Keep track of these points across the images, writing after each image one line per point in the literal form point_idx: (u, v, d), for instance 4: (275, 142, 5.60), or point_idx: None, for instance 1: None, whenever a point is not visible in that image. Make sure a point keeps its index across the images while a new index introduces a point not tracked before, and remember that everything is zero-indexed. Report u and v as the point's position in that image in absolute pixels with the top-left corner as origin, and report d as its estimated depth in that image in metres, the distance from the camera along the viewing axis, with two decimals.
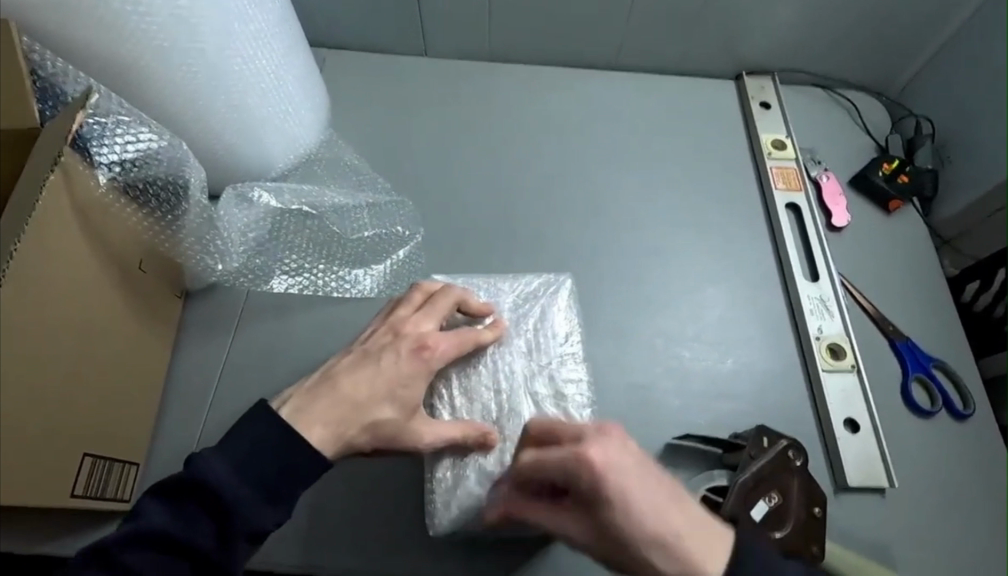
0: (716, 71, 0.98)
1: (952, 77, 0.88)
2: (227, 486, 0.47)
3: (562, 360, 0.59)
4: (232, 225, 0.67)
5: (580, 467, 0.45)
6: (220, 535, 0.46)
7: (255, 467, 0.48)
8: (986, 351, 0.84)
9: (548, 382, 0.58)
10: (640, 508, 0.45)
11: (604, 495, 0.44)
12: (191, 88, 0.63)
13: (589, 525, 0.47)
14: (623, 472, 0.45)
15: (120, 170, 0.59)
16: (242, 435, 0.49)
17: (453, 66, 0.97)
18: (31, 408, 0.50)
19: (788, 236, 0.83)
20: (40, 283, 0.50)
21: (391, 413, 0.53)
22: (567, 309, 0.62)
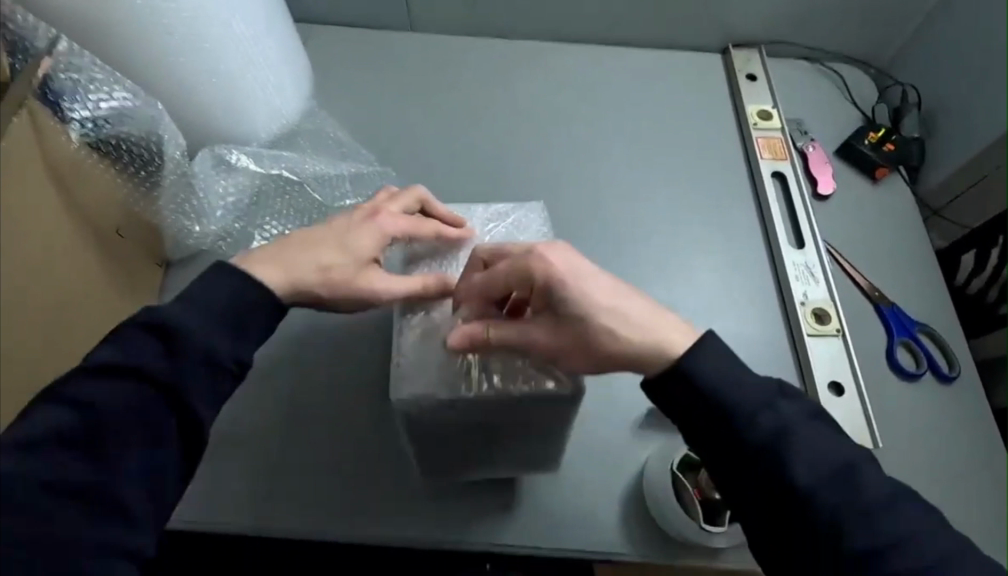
0: (703, 45, 0.98)
1: (938, 46, 0.87)
2: (192, 323, 0.46)
3: None
4: (210, 189, 0.67)
5: (534, 259, 0.48)
6: (170, 357, 0.45)
7: (221, 311, 0.47)
8: (980, 332, 0.83)
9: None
10: (595, 295, 0.47)
11: (558, 282, 0.47)
12: (166, 46, 0.62)
13: (552, 324, 0.48)
14: (573, 261, 0.48)
15: (93, 127, 0.58)
16: (208, 286, 0.48)
17: (439, 41, 0.97)
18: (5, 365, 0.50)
19: (772, 204, 0.82)
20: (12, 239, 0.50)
21: (341, 260, 0.53)
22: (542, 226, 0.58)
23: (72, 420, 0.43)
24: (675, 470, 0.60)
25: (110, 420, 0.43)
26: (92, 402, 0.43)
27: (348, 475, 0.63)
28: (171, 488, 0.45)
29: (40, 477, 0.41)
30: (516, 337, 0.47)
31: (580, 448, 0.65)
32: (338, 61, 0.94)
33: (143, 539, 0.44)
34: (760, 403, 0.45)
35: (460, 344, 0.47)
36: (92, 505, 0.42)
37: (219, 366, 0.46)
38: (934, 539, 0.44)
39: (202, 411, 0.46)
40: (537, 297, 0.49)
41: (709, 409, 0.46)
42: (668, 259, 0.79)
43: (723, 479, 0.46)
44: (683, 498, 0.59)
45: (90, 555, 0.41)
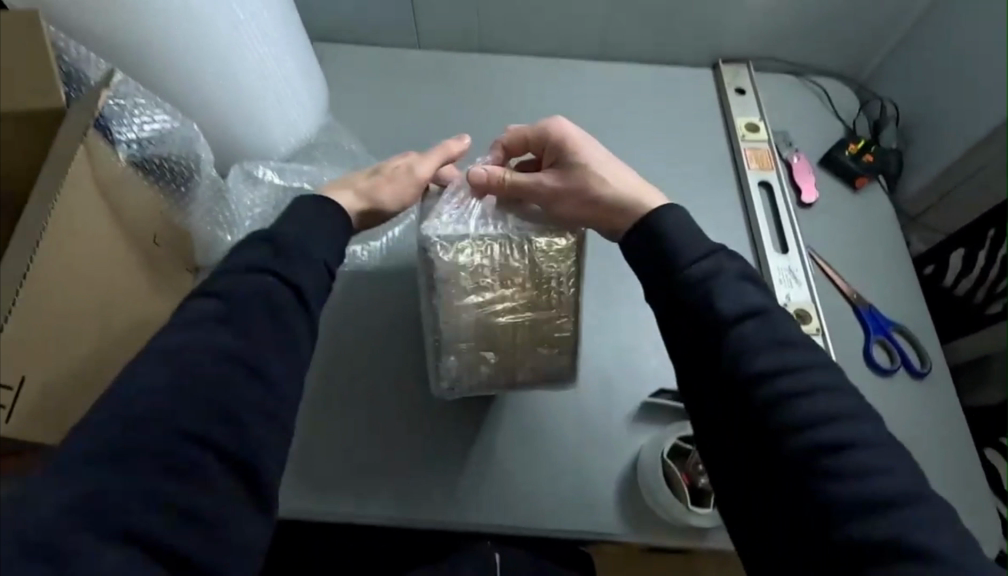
0: (695, 60, 1.04)
1: (915, 62, 0.93)
2: (295, 237, 0.53)
3: None
4: (240, 201, 0.74)
5: (548, 126, 0.63)
6: (281, 256, 0.52)
7: (315, 230, 0.55)
8: (962, 332, 0.88)
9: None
10: (592, 154, 0.62)
11: (560, 144, 0.62)
12: (200, 72, 0.68)
13: (555, 171, 0.62)
14: (578, 136, 0.63)
15: (138, 147, 0.64)
16: (297, 215, 0.55)
17: (445, 57, 1.02)
18: (67, 366, 0.56)
19: (759, 213, 0.88)
20: (75, 248, 0.56)
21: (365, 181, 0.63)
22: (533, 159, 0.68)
23: (213, 310, 0.48)
24: (665, 458, 0.66)
25: (245, 305, 0.49)
26: (224, 296, 0.49)
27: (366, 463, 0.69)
28: (302, 369, 0.50)
29: (198, 367, 0.45)
30: (528, 178, 0.61)
31: (579, 437, 0.71)
32: (351, 75, 1.00)
33: (289, 414, 0.48)
34: (699, 257, 0.53)
35: (484, 180, 0.61)
36: (245, 381, 0.46)
37: (317, 269, 0.53)
38: (840, 398, 0.47)
39: (310, 307, 0.52)
40: (547, 159, 0.64)
41: (659, 255, 0.54)
42: None
43: (665, 326, 0.54)
44: (673, 485, 0.65)
45: (257, 425, 0.45)
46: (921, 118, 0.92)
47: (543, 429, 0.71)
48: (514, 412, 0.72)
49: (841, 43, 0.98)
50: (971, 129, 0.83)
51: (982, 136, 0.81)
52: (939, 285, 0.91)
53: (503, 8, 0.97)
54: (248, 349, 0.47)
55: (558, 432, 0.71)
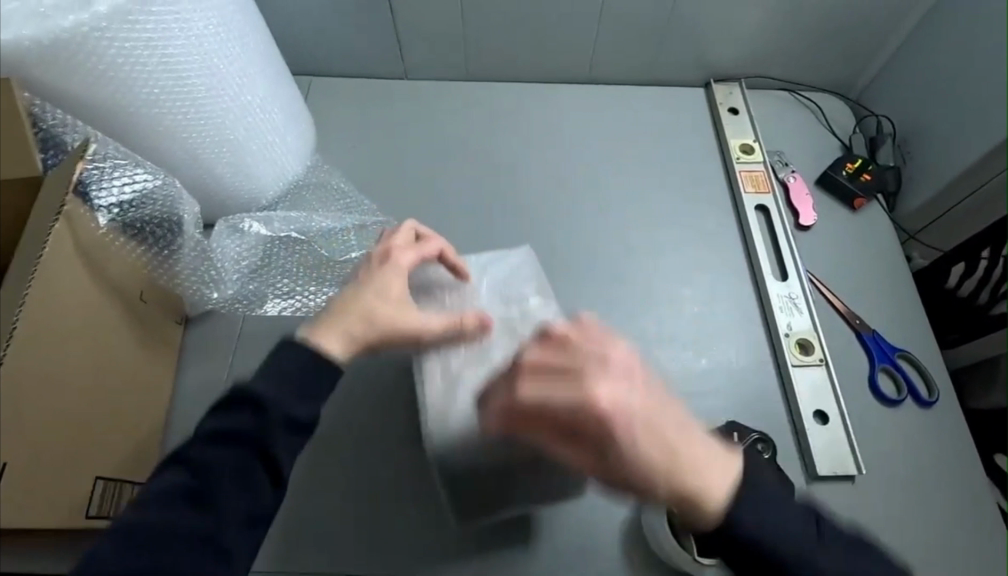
0: (687, 79, 1.02)
1: (909, 75, 0.91)
2: (269, 393, 0.50)
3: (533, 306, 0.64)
4: (226, 257, 0.71)
5: (586, 393, 0.44)
6: (258, 417, 0.50)
7: (294, 382, 0.52)
8: (964, 340, 0.86)
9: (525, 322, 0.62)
10: (635, 413, 0.45)
11: (611, 435, 0.44)
12: (183, 127, 0.67)
13: (595, 454, 0.46)
14: (626, 393, 0.45)
15: (119, 211, 0.63)
16: (278, 364, 0.52)
17: (431, 87, 1.01)
18: (45, 443, 0.55)
19: (757, 238, 0.86)
20: (53, 322, 0.55)
21: (381, 306, 0.57)
22: (530, 267, 0.68)
23: (181, 484, 0.48)
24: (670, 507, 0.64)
25: (219, 478, 0.48)
26: (198, 465, 0.48)
27: (363, 517, 0.68)
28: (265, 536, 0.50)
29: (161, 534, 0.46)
30: (557, 444, 0.48)
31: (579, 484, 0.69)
32: (339, 110, 0.98)
33: None
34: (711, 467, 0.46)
35: (499, 421, 0.48)
36: (211, 559, 0.47)
37: (297, 425, 0.51)
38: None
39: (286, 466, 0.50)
40: (590, 446, 0.46)
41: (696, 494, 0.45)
42: (661, 294, 0.83)
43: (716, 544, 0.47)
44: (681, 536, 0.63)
45: None
46: (916, 133, 0.90)
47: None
48: None
49: (833, 59, 0.97)
50: (965, 149, 0.82)
51: (977, 156, 0.80)
52: (940, 291, 0.89)
53: (490, 36, 0.96)
54: (217, 525, 0.47)
55: None
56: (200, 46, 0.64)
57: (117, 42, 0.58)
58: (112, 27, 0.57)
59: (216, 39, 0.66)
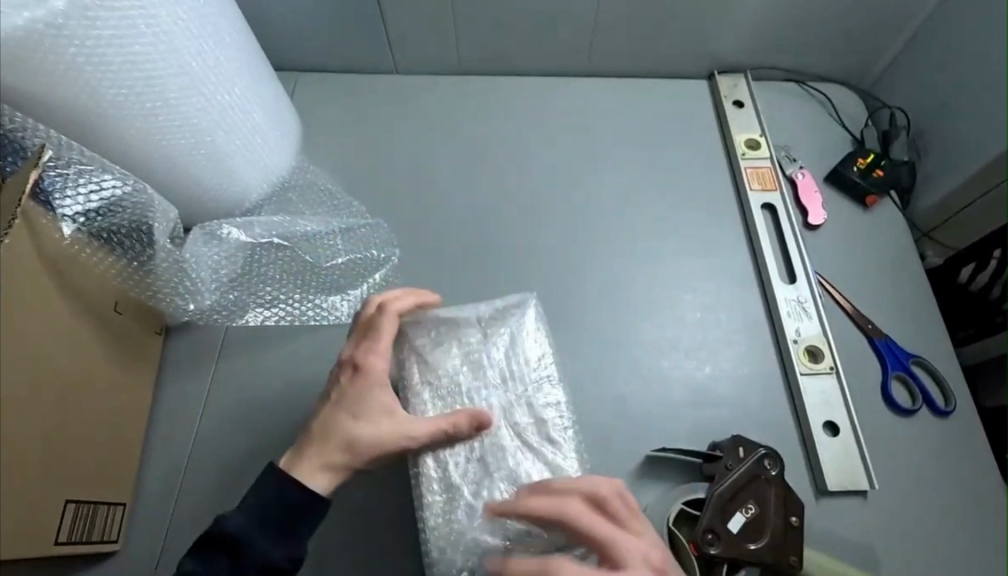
0: (691, 72, 0.97)
1: (925, 67, 0.86)
2: (242, 532, 0.50)
3: (538, 385, 0.58)
4: (201, 266, 0.67)
5: None
6: (234, 564, 0.49)
7: (268, 518, 0.51)
8: (982, 335, 0.80)
9: (527, 410, 0.56)
10: None
11: None
12: (155, 129, 0.63)
13: None
14: None
15: (85, 220, 0.60)
16: (257, 497, 0.51)
17: (423, 84, 0.97)
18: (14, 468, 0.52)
19: (763, 238, 0.82)
20: (11, 340, 0.52)
21: (357, 429, 0.53)
22: (536, 332, 0.60)
23: None
24: (670, 527, 0.61)
25: None
26: None
27: (360, 530, 0.66)
28: None
29: None
30: None
31: None
32: (327, 109, 0.94)
33: None
34: None
35: None
36: None
37: (274, 566, 0.50)
38: None
39: None
40: None
41: None
42: (663, 300, 0.79)
43: None
44: (682, 559, 0.59)
45: None
46: (932, 126, 0.86)
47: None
48: None
49: (844, 50, 0.92)
50: (984, 145, 0.77)
51: (996, 153, 0.75)
52: (953, 289, 0.84)
53: (482, 28, 0.91)
54: None
55: None
56: (169, 43, 0.61)
57: (77, 41, 0.54)
58: (71, 25, 0.53)
59: (187, 35, 0.62)
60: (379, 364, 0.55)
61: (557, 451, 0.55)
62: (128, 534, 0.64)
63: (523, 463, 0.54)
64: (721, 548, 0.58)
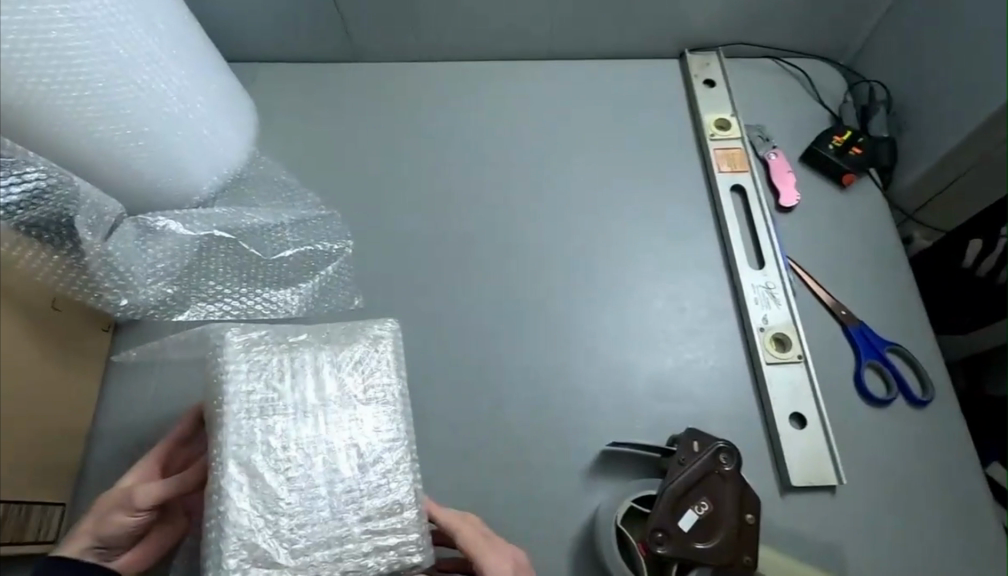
0: (663, 51, 0.93)
1: (907, 39, 0.81)
2: None
3: (270, 407, 0.53)
4: (134, 261, 0.66)
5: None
6: None
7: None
8: (978, 324, 0.74)
9: (256, 435, 0.52)
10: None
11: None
12: (86, 122, 0.60)
13: None
14: None
15: (6, 213, 0.59)
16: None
17: (386, 72, 0.94)
18: None
19: (731, 222, 0.78)
20: None
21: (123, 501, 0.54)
22: (269, 349, 0.55)
23: None
24: (619, 525, 0.58)
25: None
26: None
27: None
28: None
29: None
30: None
31: (527, 497, 0.65)
32: (285, 101, 0.92)
33: None
34: None
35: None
36: None
37: None
38: None
39: None
40: None
41: None
42: (625, 289, 0.76)
43: None
44: (631, 557, 0.58)
45: None
46: (914, 101, 0.81)
47: (454, 492, 0.65)
48: (453, 473, 0.66)
49: (824, 22, 0.86)
50: (961, 121, 0.73)
51: (974, 130, 0.71)
52: (949, 272, 0.77)
53: (440, 11, 0.87)
54: None
55: (504, 491, 0.65)
56: (90, 31, 0.59)
57: None
58: None
59: (111, 21, 0.60)
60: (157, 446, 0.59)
61: (280, 480, 0.51)
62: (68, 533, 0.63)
63: (250, 497, 0.50)
64: (670, 548, 0.55)
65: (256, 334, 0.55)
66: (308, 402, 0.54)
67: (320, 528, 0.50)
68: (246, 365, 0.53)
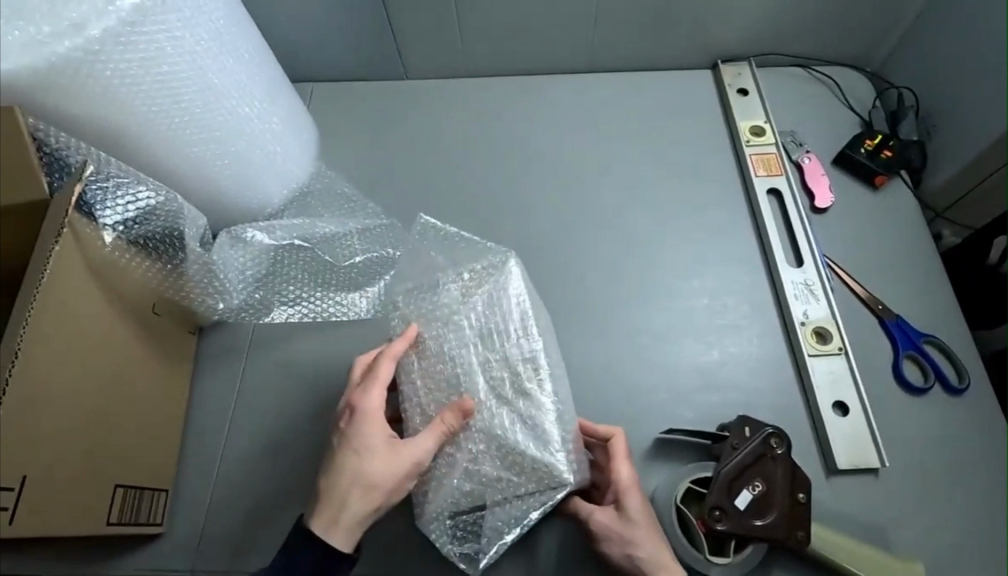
0: (695, 62, 0.98)
1: (933, 45, 0.85)
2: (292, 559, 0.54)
3: (519, 335, 0.63)
4: (229, 269, 0.72)
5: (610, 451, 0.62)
6: None
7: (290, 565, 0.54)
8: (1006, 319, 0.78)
9: (517, 358, 0.62)
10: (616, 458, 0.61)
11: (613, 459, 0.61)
12: (187, 143, 0.67)
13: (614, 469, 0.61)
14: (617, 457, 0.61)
15: (123, 229, 0.65)
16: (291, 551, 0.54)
17: (434, 86, 1.00)
18: (57, 465, 0.56)
19: (770, 223, 0.83)
20: (55, 349, 0.56)
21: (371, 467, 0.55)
22: (507, 289, 0.66)
23: None
24: (678, 504, 0.64)
25: None
26: None
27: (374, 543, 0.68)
28: None
29: None
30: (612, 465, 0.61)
31: None
32: (341, 117, 0.98)
33: None
34: None
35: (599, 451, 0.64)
36: None
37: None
38: None
39: None
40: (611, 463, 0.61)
41: None
42: (672, 286, 0.81)
43: None
44: (691, 533, 0.63)
45: None
46: (942, 106, 0.85)
47: None
48: None
49: (851, 32, 0.91)
50: (988, 124, 0.77)
51: (987, 143, 0.77)
52: (974, 267, 0.81)
53: (472, 20, 0.91)
54: None
55: None
56: (195, 65, 0.65)
57: (112, 64, 0.58)
58: (107, 49, 0.57)
59: (211, 54, 0.67)
60: (441, 410, 0.60)
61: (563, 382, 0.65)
62: (171, 516, 0.70)
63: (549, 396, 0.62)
64: (728, 525, 0.60)
65: (499, 263, 0.68)
66: (537, 345, 0.63)
67: (517, 466, 0.59)
68: (485, 299, 0.65)
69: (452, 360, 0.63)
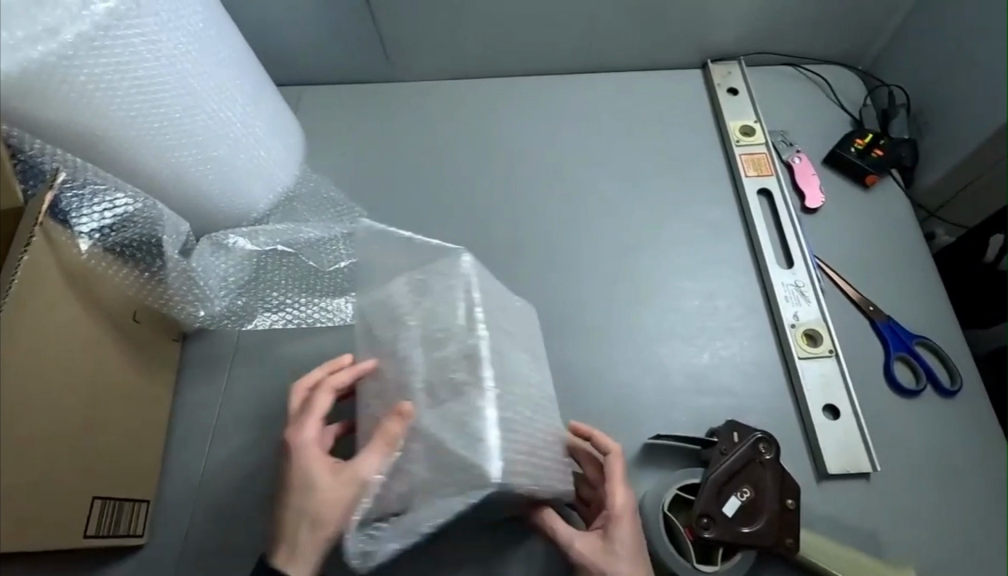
0: (685, 62, 0.97)
1: (925, 42, 0.84)
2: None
3: (464, 330, 0.59)
4: (209, 276, 0.72)
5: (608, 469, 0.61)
6: None
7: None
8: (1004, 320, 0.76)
9: (458, 354, 0.58)
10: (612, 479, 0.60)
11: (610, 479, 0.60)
12: (167, 148, 0.66)
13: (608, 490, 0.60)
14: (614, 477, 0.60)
15: (100, 236, 0.64)
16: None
17: (422, 88, 0.99)
18: (32, 478, 0.55)
19: (759, 224, 0.82)
20: (29, 360, 0.55)
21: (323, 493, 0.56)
22: (453, 284, 0.62)
23: None
24: (665, 512, 0.63)
25: None
26: None
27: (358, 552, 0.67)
28: None
29: None
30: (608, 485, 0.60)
31: None
32: (328, 120, 0.97)
33: None
34: None
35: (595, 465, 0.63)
36: None
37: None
38: None
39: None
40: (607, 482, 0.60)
41: None
42: (660, 288, 0.80)
43: None
44: (678, 540, 0.62)
45: None
46: (933, 104, 0.84)
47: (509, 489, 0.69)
48: None
49: (842, 30, 0.90)
50: (979, 123, 0.76)
51: (980, 143, 0.76)
52: (968, 266, 0.80)
53: (459, 21, 0.90)
54: None
55: None
56: (174, 68, 0.64)
57: (86, 70, 0.57)
58: (81, 54, 0.56)
59: (189, 57, 0.66)
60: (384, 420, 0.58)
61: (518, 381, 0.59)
62: (154, 526, 0.69)
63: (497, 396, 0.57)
64: (716, 532, 0.59)
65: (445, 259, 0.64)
66: (480, 339, 0.59)
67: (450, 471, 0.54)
68: (429, 298, 0.63)
69: (400, 362, 0.60)
